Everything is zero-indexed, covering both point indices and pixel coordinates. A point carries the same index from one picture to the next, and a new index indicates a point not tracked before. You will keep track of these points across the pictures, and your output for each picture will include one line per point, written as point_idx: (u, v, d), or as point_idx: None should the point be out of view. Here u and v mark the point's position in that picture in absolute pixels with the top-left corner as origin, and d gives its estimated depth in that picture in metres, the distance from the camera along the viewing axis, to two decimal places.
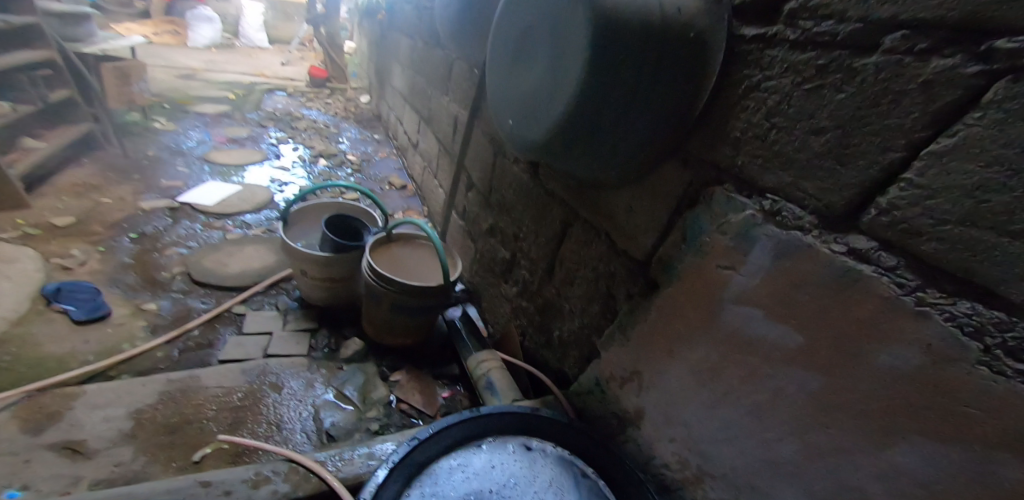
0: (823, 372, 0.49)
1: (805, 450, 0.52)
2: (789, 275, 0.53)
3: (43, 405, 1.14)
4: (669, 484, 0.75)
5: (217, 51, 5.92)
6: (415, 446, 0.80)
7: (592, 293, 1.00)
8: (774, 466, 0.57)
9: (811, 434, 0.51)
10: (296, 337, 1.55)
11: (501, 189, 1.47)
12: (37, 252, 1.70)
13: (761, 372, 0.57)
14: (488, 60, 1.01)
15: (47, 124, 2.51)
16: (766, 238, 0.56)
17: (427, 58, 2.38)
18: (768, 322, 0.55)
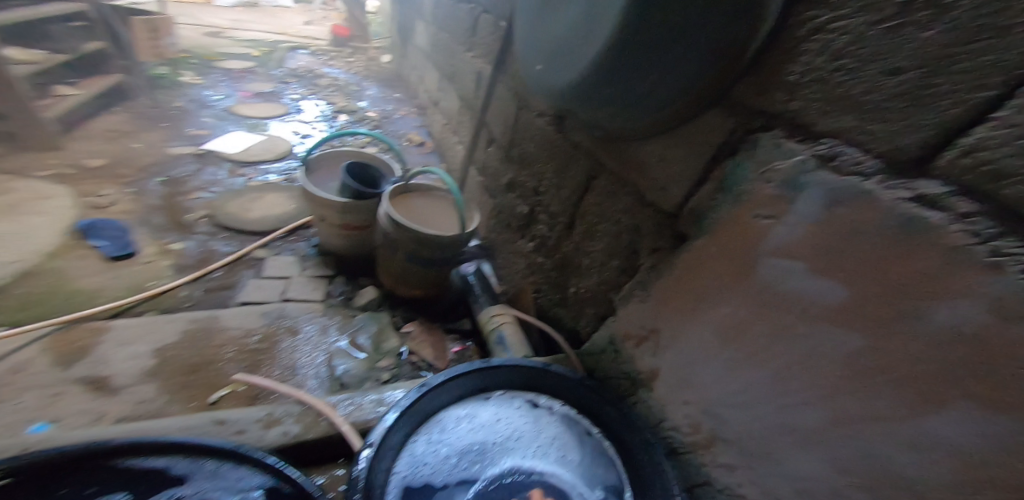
0: (866, 330, 0.46)
1: (832, 416, 0.50)
2: (841, 223, 0.49)
3: (76, 338, 1.19)
4: (677, 447, 0.74)
5: (242, 10, 5.87)
6: (424, 393, 0.80)
7: (613, 248, 0.97)
8: (793, 431, 0.55)
9: (839, 399, 0.49)
10: (313, 285, 1.58)
11: (524, 144, 1.41)
12: (72, 191, 1.75)
13: (794, 329, 0.54)
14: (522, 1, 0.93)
15: (80, 74, 2.50)
16: (818, 186, 0.52)
17: (450, 12, 2.27)
18: (810, 276, 0.52)
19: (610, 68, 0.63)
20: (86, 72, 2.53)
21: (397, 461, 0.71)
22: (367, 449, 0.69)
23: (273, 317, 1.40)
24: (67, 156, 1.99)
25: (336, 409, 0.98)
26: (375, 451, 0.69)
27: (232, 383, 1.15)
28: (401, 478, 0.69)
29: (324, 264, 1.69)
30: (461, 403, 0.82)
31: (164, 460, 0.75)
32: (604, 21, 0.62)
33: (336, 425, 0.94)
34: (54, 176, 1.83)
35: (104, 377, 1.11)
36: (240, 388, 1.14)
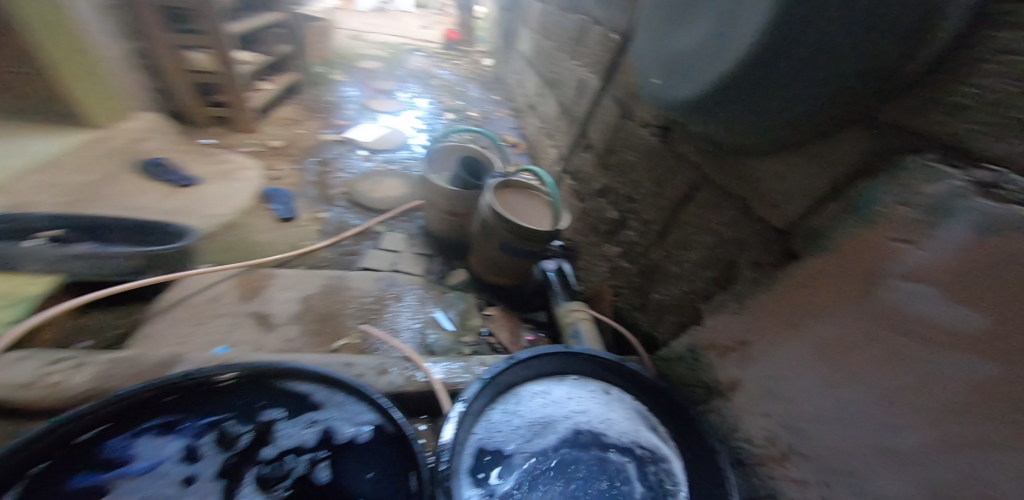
0: (1000, 361, 0.44)
1: (938, 441, 0.49)
2: (990, 252, 0.45)
3: (255, 280, 1.39)
4: (745, 459, 0.76)
5: (371, 14, 6.64)
6: (510, 364, 0.87)
7: (708, 259, 0.98)
8: (887, 452, 0.54)
9: (948, 425, 0.48)
10: (416, 261, 1.81)
11: (624, 152, 1.44)
12: (262, 163, 2.19)
13: (914, 356, 0.52)
14: (645, 9, 0.92)
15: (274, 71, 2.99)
16: (971, 212, 0.47)
17: (557, 21, 2.34)
18: (947, 306, 0.49)
19: (735, 82, 0.62)
20: (278, 68, 2.98)
21: (478, 423, 0.80)
22: (460, 405, 0.77)
23: (388, 283, 1.61)
24: (262, 137, 2.42)
25: (432, 367, 1.12)
26: (467, 408, 0.78)
27: (353, 335, 1.32)
28: (478, 439, 0.78)
29: (427, 244, 1.92)
30: (537, 381, 0.89)
31: (308, 385, 0.91)
32: (737, 33, 0.59)
33: (431, 381, 1.06)
34: (255, 152, 2.27)
35: (266, 315, 1.28)
36: (357, 340, 1.31)
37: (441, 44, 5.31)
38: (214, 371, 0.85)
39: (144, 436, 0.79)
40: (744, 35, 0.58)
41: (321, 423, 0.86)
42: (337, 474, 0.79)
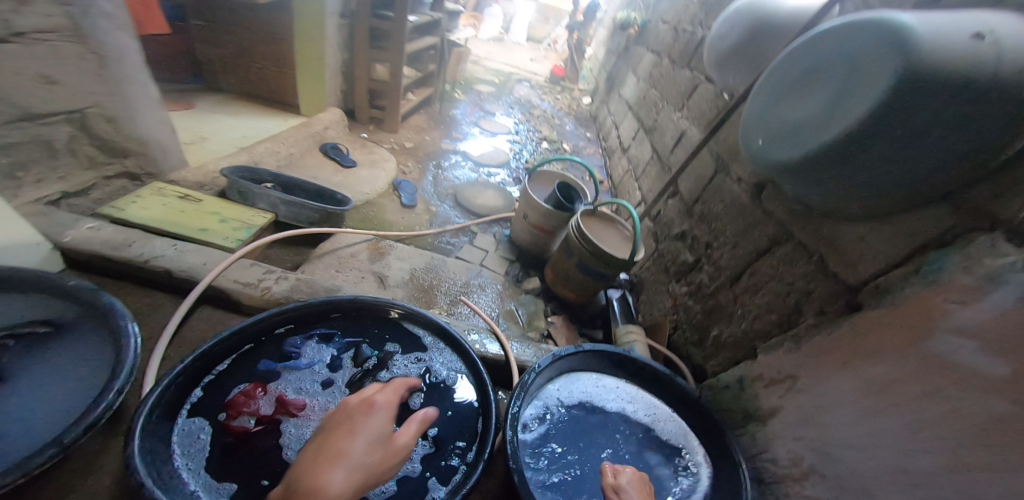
0: (1015, 402, 0.52)
1: (949, 462, 0.58)
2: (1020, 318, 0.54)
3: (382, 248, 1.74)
4: (766, 478, 0.90)
5: (491, 44, 7.41)
6: (577, 351, 1.07)
7: (776, 305, 1.07)
8: (905, 473, 0.64)
9: (964, 450, 0.57)
10: (500, 262, 2.06)
11: (712, 203, 1.54)
12: (395, 160, 2.65)
13: (945, 392, 0.61)
14: (762, 77, 1.03)
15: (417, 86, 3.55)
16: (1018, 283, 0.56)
17: (668, 75, 2.51)
18: (983, 355, 0.57)
19: (843, 148, 0.74)
20: (422, 83, 3.55)
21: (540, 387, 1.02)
22: (528, 373, 0.98)
23: (475, 274, 1.86)
24: (399, 138, 2.92)
25: (509, 344, 1.33)
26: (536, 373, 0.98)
27: (439, 307, 1.56)
28: (540, 399, 1.00)
29: (511, 250, 2.16)
30: (594, 370, 1.11)
31: (421, 331, 1.14)
32: (842, 118, 0.74)
33: (507, 355, 1.27)
34: (392, 149, 2.77)
35: (383, 275, 1.59)
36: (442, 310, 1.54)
37: (548, 79, 5.77)
38: (368, 303, 1.12)
39: (310, 341, 1.05)
40: (854, 114, 0.71)
41: (427, 365, 1.07)
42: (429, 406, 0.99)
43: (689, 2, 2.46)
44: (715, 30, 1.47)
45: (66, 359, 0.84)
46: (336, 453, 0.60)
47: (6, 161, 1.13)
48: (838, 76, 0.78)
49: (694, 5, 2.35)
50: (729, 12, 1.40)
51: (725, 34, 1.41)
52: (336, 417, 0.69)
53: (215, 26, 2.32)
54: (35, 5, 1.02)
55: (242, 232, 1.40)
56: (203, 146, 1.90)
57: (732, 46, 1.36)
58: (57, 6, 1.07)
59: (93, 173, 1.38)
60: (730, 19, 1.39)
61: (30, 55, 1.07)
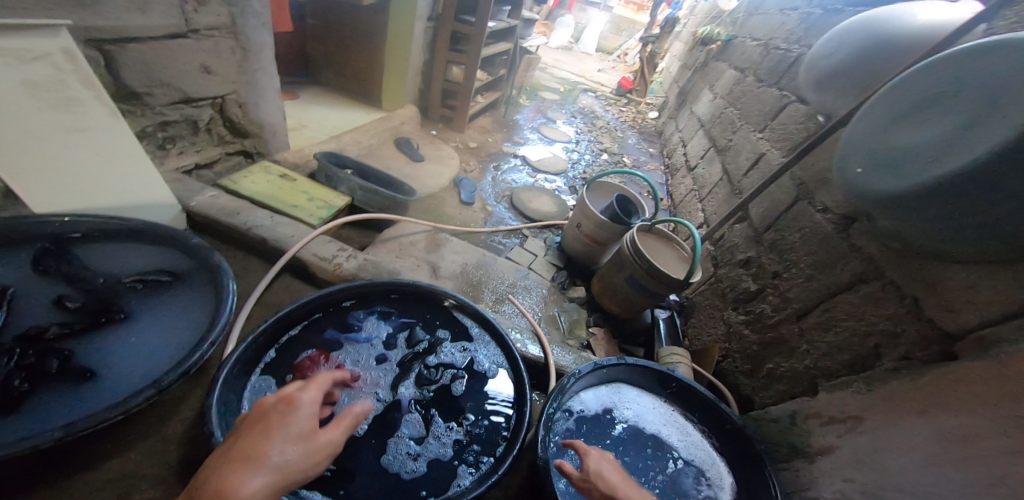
0: None
1: None
2: None
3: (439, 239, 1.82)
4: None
5: (559, 53, 7.46)
6: (619, 363, 1.18)
7: (851, 344, 1.05)
8: None
9: None
10: (548, 267, 2.07)
11: (789, 231, 1.44)
12: (459, 158, 2.77)
13: None
14: (863, 105, 0.99)
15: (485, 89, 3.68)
16: None
17: (750, 94, 2.38)
18: None
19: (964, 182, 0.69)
20: (491, 86, 3.66)
21: (579, 391, 1.15)
22: (568, 377, 1.10)
23: (523, 276, 1.87)
24: (464, 138, 3.06)
25: (550, 347, 1.36)
26: (576, 378, 1.11)
27: (484, 302, 1.59)
28: (582, 400, 1.13)
29: (560, 257, 2.17)
30: (636, 386, 1.22)
31: (467, 321, 1.18)
32: (965, 150, 0.70)
33: (547, 358, 1.31)
34: (456, 147, 2.91)
35: (437, 265, 1.66)
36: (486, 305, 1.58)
37: (614, 90, 5.68)
38: (424, 289, 1.19)
39: (370, 317, 1.14)
40: (981, 147, 0.67)
41: (471, 356, 1.11)
42: (470, 395, 1.03)
43: (787, 18, 2.28)
44: (817, 48, 1.38)
45: (180, 312, 0.98)
46: (245, 458, 0.51)
47: (163, 135, 1.41)
48: (960, 110, 0.74)
49: (793, 21, 2.18)
50: (838, 29, 1.29)
51: (829, 53, 1.31)
52: (246, 416, 0.59)
53: (321, 25, 2.58)
54: (209, 7, 1.32)
55: (324, 211, 1.55)
56: (304, 133, 2.13)
57: (837, 65, 1.26)
58: (224, 7, 1.35)
59: (220, 148, 1.64)
60: (834, 39, 1.31)
61: (200, 48, 1.36)
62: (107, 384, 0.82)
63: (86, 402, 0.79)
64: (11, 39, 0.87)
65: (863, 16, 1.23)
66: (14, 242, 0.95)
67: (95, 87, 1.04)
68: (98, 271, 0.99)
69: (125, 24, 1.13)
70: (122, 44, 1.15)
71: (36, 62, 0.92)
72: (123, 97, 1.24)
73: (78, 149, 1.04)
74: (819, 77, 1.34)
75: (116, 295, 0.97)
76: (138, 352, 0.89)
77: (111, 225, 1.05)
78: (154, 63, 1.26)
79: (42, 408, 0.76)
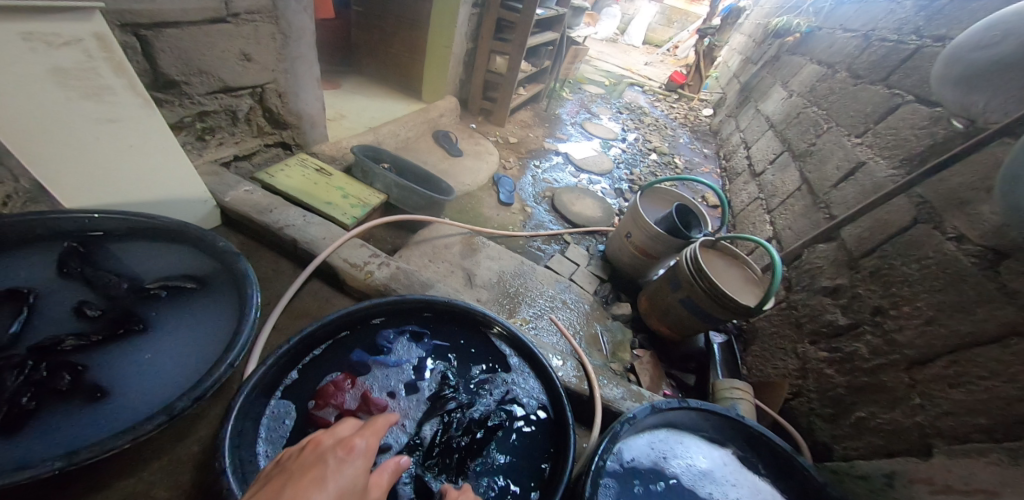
0: None
1: None
2: None
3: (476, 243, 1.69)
4: None
5: (604, 44, 7.10)
6: (680, 406, 1.02)
7: (991, 408, 0.85)
8: None
9: None
10: (590, 279, 1.90)
11: (901, 260, 1.19)
12: (499, 154, 2.63)
13: None
14: None
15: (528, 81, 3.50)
16: None
17: (841, 92, 2.07)
18: None
19: None
20: (533, 78, 3.48)
21: (631, 435, 0.99)
22: (620, 422, 0.95)
23: (564, 288, 1.70)
24: (504, 133, 2.92)
25: (596, 377, 1.20)
26: (630, 422, 0.96)
27: (521, 317, 1.45)
28: (639, 446, 0.98)
29: (603, 268, 1.99)
30: (699, 434, 1.05)
31: (505, 346, 1.05)
32: None
33: (592, 390, 1.15)
34: (496, 142, 2.77)
35: (473, 273, 1.54)
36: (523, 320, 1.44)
37: (664, 85, 5.32)
38: (459, 307, 1.05)
39: (401, 337, 1.02)
40: None
41: (509, 390, 0.97)
42: (505, 431, 0.90)
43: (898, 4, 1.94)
44: (970, 36, 1.08)
45: (199, 321, 0.91)
46: None
47: (201, 126, 1.35)
48: None
49: (907, 7, 1.85)
50: (1005, 15, 1.01)
51: (994, 43, 1.01)
52: (288, 462, 0.43)
53: (365, 12, 2.49)
54: None
55: (358, 210, 1.45)
56: (342, 124, 2.06)
57: (1008, 56, 0.97)
58: None
59: (259, 140, 1.57)
60: (993, 28, 1.03)
61: (240, 34, 1.27)
62: (122, 402, 0.77)
63: (95, 424, 0.73)
64: (37, 23, 0.76)
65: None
66: (42, 239, 0.90)
67: (128, 75, 0.94)
68: (121, 272, 0.93)
69: (161, 7, 1.05)
70: (157, 29, 1.07)
71: (65, 48, 0.82)
72: (161, 85, 1.17)
73: (112, 140, 0.95)
74: (968, 73, 1.07)
75: (138, 301, 0.91)
76: (153, 367, 0.82)
77: (137, 222, 0.97)
78: (191, 50, 1.18)
79: (50, 429, 0.71)
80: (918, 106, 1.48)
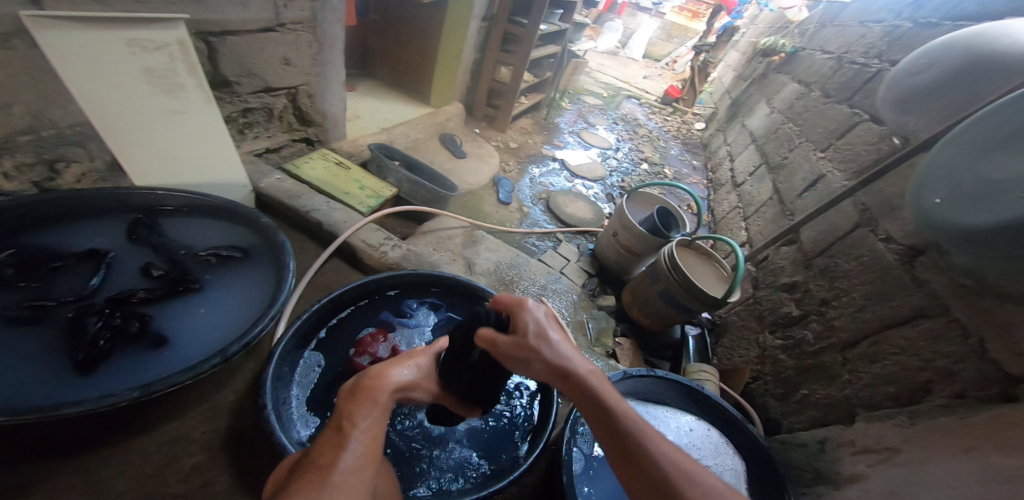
0: None
1: None
2: None
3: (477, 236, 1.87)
4: None
5: (604, 56, 7.35)
6: (649, 375, 1.19)
7: (899, 378, 1.03)
8: None
9: None
10: (580, 273, 2.07)
11: (844, 258, 1.38)
12: (499, 157, 2.82)
13: None
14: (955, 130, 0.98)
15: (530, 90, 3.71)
16: None
17: (814, 111, 2.28)
18: None
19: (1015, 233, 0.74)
20: (535, 88, 3.68)
21: None
22: None
23: (555, 280, 1.88)
24: (505, 138, 3.11)
25: None
26: None
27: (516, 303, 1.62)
28: None
29: (592, 265, 2.17)
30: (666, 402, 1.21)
31: None
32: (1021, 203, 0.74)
33: None
34: (498, 147, 2.96)
35: (473, 262, 1.71)
36: None
37: (660, 98, 5.54)
38: (463, 283, 1.23)
39: (423, 307, 1.22)
40: None
41: None
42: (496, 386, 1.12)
43: (868, 30, 2.14)
44: (905, 64, 1.23)
45: (243, 288, 1.07)
46: (398, 361, 0.67)
47: (242, 121, 1.52)
48: None
49: (874, 33, 2.05)
50: (933, 46, 1.16)
51: (924, 70, 1.16)
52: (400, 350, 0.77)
53: (381, 20, 2.68)
54: (296, 1, 1.41)
55: (373, 200, 1.63)
56: (357, 123, 2.23)
57: (937, 82, 1.11)
58: (308, 2, 1.44)
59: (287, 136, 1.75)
60: (925, 57, 1.18)
61: (285, 42, 1.46)
62: (181, 349, 0.92)
63: (159, 365, 0.87)
64: (137, 31, 1.00)
65: (964, 32, 1.10)
66: (115, 212, 1.07)
67: (198, 75, 1.16)
68: (179, 243, 1.10)
69: (226, 17, 1.24)
70: (222, 36, 1.26)
71: (156, 52, 1.05)
72: (216, 84, 1.36)
73: (174, 128, 1.14)
74: (902, 95, 1.22)
75: (192, 267, 1.06)
76: (207, 321, 0.98)
77: (196, 201, 1.16)
78: (245, 54, 1.36)
79: (121, 367, 0.85)
80: (871, 125, 1.69)
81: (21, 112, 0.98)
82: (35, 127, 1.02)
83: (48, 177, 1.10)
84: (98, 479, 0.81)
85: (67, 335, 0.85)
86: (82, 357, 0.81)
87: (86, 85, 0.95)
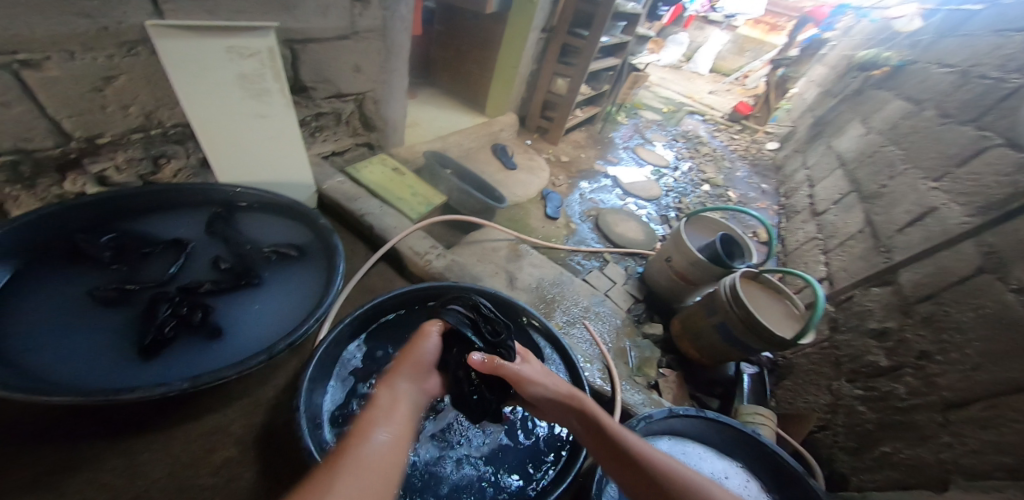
0: None
1: None
2: None
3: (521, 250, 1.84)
4: None
5: (669, 71, 7.08)
6: (697, 415, 1.08)
7: (1018, 448, 0.86)
8: None
9: None
10: (626, 297, 1.97)
11: (957, 307, 1.15)
12: (549, 171, 2.79)
13: None
14: None
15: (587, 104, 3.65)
16: None
17: (924, 135, 2.00)
18: None
19: None
20: (591, 101, 3.62)
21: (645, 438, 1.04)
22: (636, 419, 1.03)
23: (599, 301, 1.77)
24: (557, 151, 3.07)
25: (619, 382, 1.29)
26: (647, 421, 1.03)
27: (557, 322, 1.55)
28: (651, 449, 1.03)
29: (639, 289, 2.05)
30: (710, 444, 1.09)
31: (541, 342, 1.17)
32: None
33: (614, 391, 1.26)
34: (549, 160, 2.93)
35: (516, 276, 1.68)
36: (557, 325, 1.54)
37: (727, 115, 5.21)
38: (505, 301, 1.20)
39: None
40: None
41: None
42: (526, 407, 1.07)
43: (1006, 40, 1.84)
44: None
45: (299, 284, 1.12)
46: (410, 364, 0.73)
47: (314, 125, 1.62)
48: None
49: (1016, 44, 1.75)
50: None
51: None
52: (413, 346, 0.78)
53: (446, 30, 2.77)
54: (371, 11, 1.48)
55: (423, 207, 1.65)
56: (416, 130, 2.31)
57: None
58: (380, 11, 1.50)
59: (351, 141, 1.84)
60: None
61: (357, 49, 1.54)
62: (236, 341, 0.97)
63: (214, 355, 0.92)
64: (234, 39, 1.08)
65: None
66: (194, 205, 1.17)
67: (282, 81, 1.23)
68: (247, 238, 1.17)
69: (308, 26, 1.32)
70: (304, 43, 1.36)
71: (249, 58, 1.13)
72: (295, 89, 1.46)
73: (257, 130, 1.24)
74: None
75: (256, 260, 1.13)
76: (262, 313, 1.04)
77: (266, 199, 1.23)
78: (322, 61, 1.45)
79: (180, 355, 0.90)
80: (1007, 152, 1.43)
81: (136, 111, 1.11)
82: (145, 125, 1.16)
83: (151, 171, 1.24)
84: (139, 461, 0.87)
85: (142, 317, 0.92)
86: (148, 341, 0.88)
87: (187, 86, 1.04)
